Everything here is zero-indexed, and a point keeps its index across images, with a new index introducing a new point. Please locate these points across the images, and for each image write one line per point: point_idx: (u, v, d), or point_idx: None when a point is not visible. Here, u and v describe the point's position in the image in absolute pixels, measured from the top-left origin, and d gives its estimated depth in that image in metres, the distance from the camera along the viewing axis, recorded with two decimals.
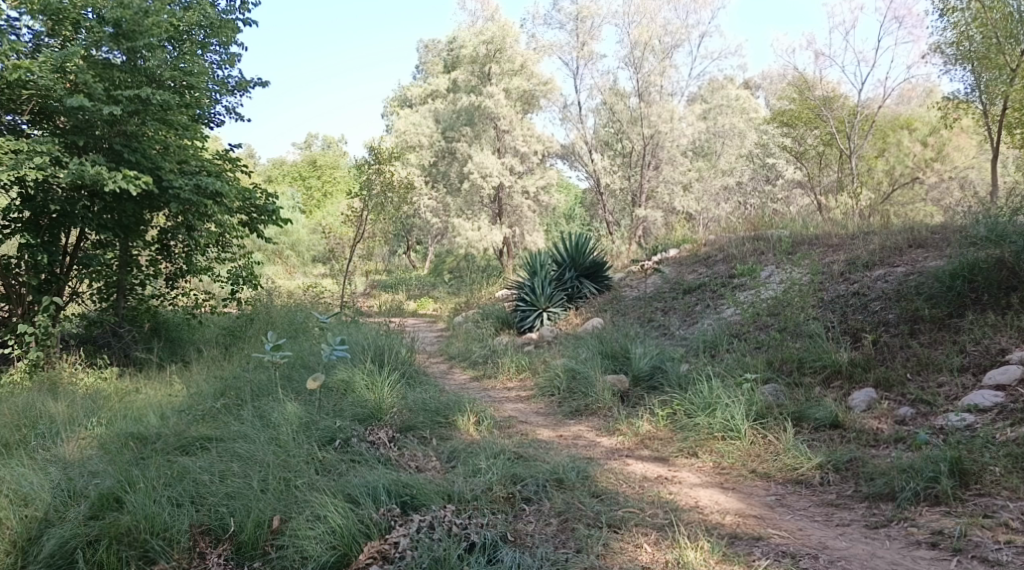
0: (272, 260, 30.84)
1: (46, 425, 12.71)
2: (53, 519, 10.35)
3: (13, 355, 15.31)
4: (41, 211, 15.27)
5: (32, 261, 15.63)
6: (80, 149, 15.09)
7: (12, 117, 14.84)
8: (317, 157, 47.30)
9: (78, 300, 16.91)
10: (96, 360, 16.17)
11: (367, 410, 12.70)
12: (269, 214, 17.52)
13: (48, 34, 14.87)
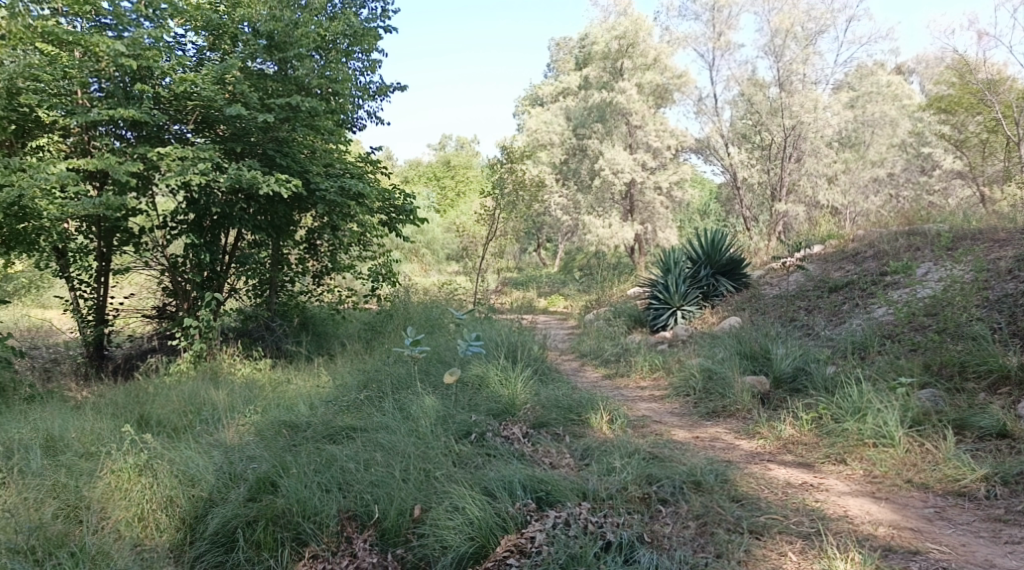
0: (407, 258, 31.52)
1: (209, 411, 13.16)
2: (217, 498, 10.77)
3: (179, 346, 15.99)
4: (203, 213, 16.09)
5: (196, 260, 16.44)
6: (237, 155, 15.82)
7: (179, 126, 15.48)
8: (451, 157, 48.21)
9: (236, 296, 17.46)
10: (252, 351, 16.70)
11: (501, 405, 12.72)
12: (407, 214, 17.85)
13: (210, 48, 15.75)
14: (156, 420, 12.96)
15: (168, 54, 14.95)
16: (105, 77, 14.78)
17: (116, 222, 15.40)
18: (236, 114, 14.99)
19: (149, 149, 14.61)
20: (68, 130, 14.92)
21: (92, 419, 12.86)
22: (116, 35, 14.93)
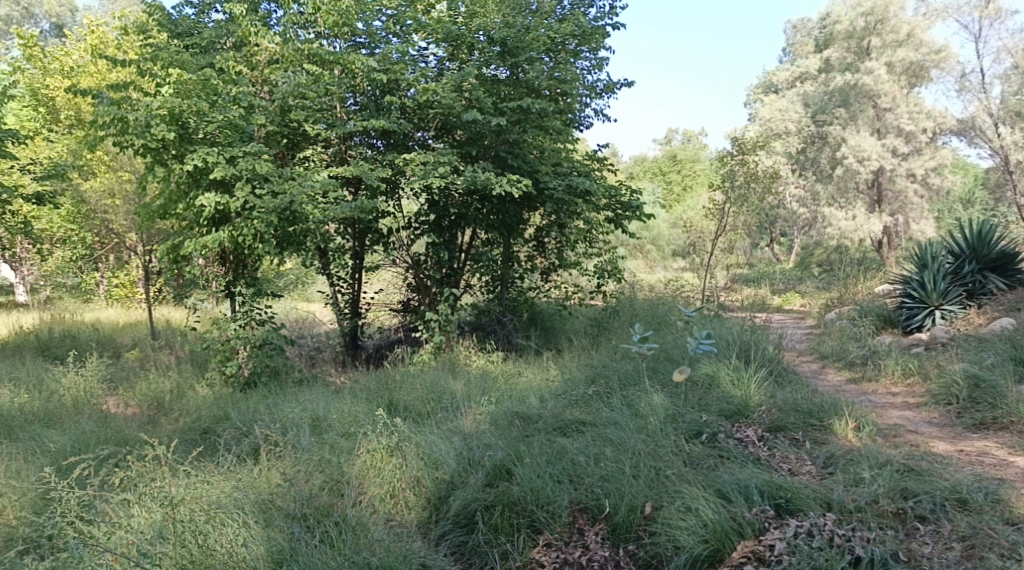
0: (633, 254, 31.12)
1: (448, 400, 13.31)
2: (457, 482, 11.10)
3: (421, 338, 16.37)
4: (442, 213, 16.31)
5: (436, 258, 16.69)
6: (473, 158, 15.98)
7: (421, 133, 16.02)
8: (678, 152, 47.35)
9: (470, 291, 17.72)
10: (485, 344, 16.84)
11: (734, 406, 12.17)
12: (633, 210, 17.43)
13: (449, 59, 15.98)
14: (403, 405, 13.26)
15: (413, 67, 15.49)
16: (360, 91, 15.46)
17: (367, 224, 16.03)
18: (472, 119, 15.20)
19: (397, 156, 15.27)
20: (329, 141, 15.57)
21: (350, 402, 13.30)
22: (369, 53, 15.60)
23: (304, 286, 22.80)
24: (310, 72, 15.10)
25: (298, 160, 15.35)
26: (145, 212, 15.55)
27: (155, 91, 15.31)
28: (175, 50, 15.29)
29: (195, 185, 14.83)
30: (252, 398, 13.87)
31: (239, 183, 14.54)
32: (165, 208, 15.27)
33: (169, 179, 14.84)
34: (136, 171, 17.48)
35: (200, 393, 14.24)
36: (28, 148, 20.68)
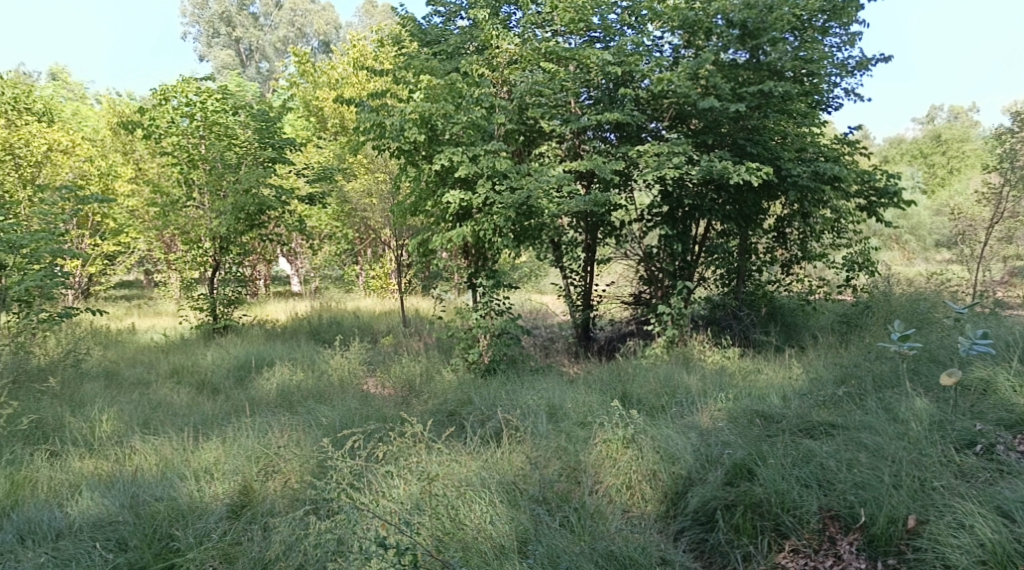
0: (889, 244, 28.97)
1: (684, 394, 12.65)
2: (695, 478, 10.57)
3: (653, 331, 15.71)
4: (676, 204, 15.65)
5: (669, 250, 16.01)
6: (709, 147, 15.21)
7: (655, 124, 15.38)
8: (942, 130, 43.26)
9: (705, 285, 16.90)
10: (721, 339, 15.93)
11: (1016, 415, 10.76)
12: (890, 198, 15.83)
13: (685, 46, 15.17)
14: (637, 398, 12.70)
15: (648, 57, 14.77)
16: (594, 85, 15.02)
17: (599, 217, 15.51)
18: (709, 107, 14.45)
19: (630, 147, 14.80)
20: (563, 136, 15.32)
21: (584, 392, 12.92)
22: (603, 46, 15.14)
23: (539, 277, 22.60)
24: (546, 69, 14.75)
25: (534, 154, 15.35)
26: (398, 210, 15.82)
27: (406, 98, 15.33)
28: (425, 56, 15.41)
29: (441, 184, 14.82)
30: (494, 384, 13.65)
31: (479, 179, 14.41)
32: (417, 207, 15.45)
33: (418, 179, 14.98)
34: (392, 172, 17.45)
35: (446, 377, 14.18)
36: (300, 155, 21.35)
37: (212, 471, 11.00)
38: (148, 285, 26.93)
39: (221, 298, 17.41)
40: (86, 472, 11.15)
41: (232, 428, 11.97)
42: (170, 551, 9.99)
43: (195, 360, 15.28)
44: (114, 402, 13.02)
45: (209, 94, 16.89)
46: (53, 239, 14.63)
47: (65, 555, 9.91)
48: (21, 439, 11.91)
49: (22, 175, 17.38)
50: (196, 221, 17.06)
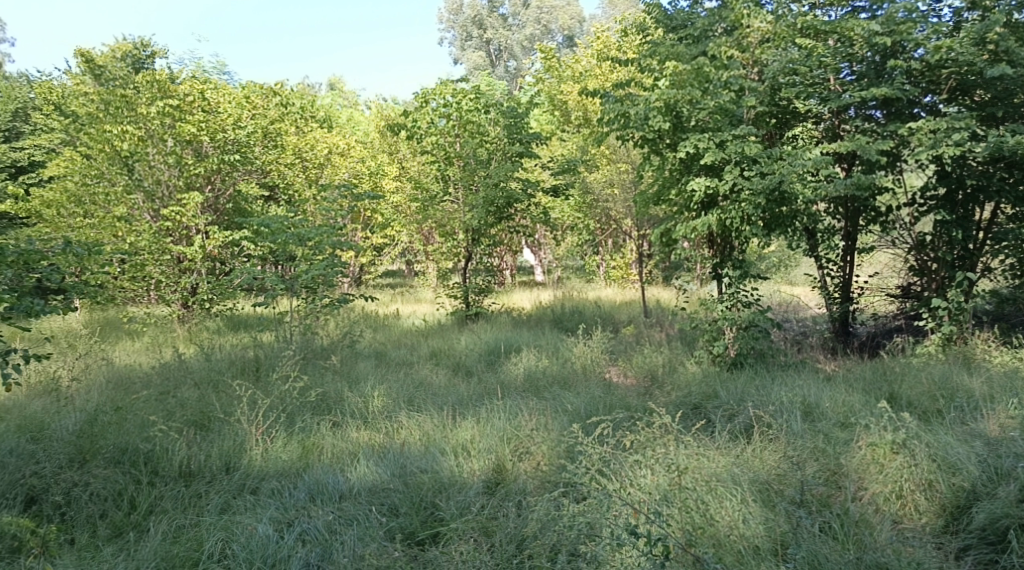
0: None
1: (967, 397, 9.39)
2: (983, 491, 7.68)
3: (925, 328, 11.41)
4: (956, 182, 11.07)
5: (944, 239, 11.42)
6: (1000, 122, 10.90)
7: (931, 98, 11.03)
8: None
9: (992, 278, 11.72)
10: (1013, 337, 11.34)
11: None
12: None
13: (968, 9, 10.95)
14: (907, 400, 9.55)
15: (926, 23, 10.79)
16: (858, 56, 11.04)
17: (863, 202, 11.48)
18: (999, 76, 10.48)
19: (902, 124, 10.78)
20: (820, 115, 11.41)
21: (846, 390, 9.84)
22: (871, 16, 11.18)
23: (789, 270, 19.88)
24: (802, 47, 11.10)
25: (785, 138, 11.51)
26: (639, 201, 12.20)
27: (651, 86, 11.76)
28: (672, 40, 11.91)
29: (685, 173, 11.48)
30: (746, 375, 10.53)
31: (726, 166, 11.03)
32: (659, 195, 11.96)
33: (662, 168, 11.67)
34: (635, 162, 16.17)
35: (693, 366, 11.10)
36: (543, 150, 20.22)
37: (469, 449, 8.59)
38: (409, 273, 23.36)
39: (471, 286, 14.69)
40: (360, 442, 8.73)
41: (485, 407, 9.40)
42: (436, 521, 7.71)
43: (452, 342, 12.35)
44: (382, 377, 10.31)
45: (464, 92, 14.25)
46: (337, 232, 11.25)
47: (345, 515, 7.70)
48: (304, 410, 9.35)
49: (307, 178, 14.40)
50: (451, 215, 14.45)
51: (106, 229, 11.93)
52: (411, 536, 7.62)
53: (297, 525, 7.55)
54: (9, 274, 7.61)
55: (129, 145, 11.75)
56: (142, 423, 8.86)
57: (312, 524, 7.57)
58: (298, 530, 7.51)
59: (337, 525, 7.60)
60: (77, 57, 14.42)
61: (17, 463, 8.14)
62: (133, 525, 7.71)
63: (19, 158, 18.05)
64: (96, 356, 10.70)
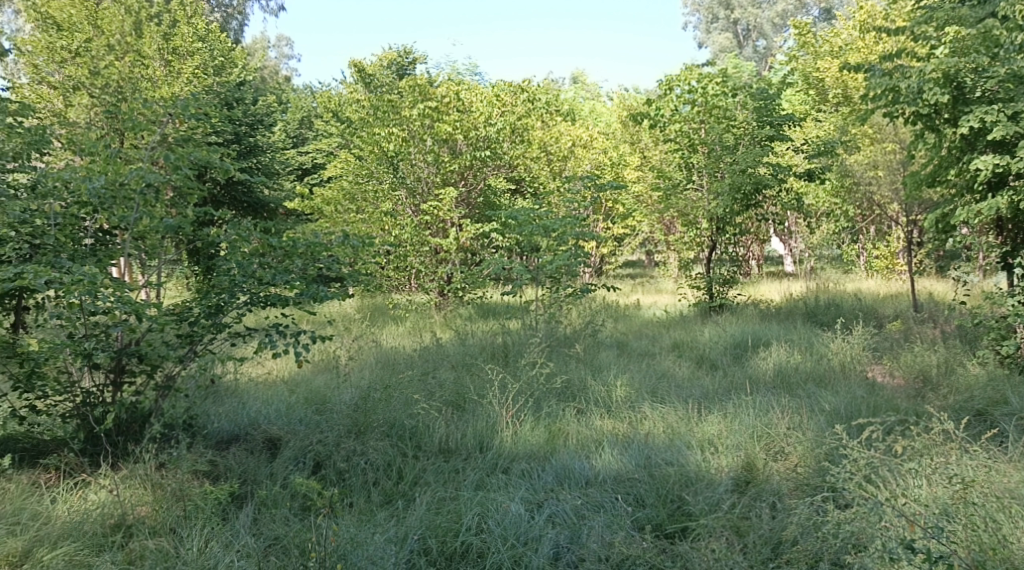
0: None
1: None
2: None
3: None
4: None
5: None
6: None
7: None
8: None
9: None
10: None
11: None
12: None
13: None
14: None
15: None
16: None
17: None
18: None
19: None
20: None
21: None
22: None
23: None
24: None
25: None
26: (907, 182, 9.33)
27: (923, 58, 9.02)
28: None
29: (968, 151, 8.59)
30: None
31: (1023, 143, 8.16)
32: (934, 177, 9.02)
33: (937, 146, 8.83)
34: (909, 139, 11.11)
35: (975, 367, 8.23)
36: None
37: (717, 444, 6.93)
38: (649, 266, 20.07)
39: (716, 274, 11.51)
40: (606, 430, 7.18)
41: (733, 403, 7.58)
42: (683, 515, 6.16)
43: (693, 335, 10.01)
44: (627, 367, 8.61)
45: (710, 76, 11.13)
46: (580, 222, 9.55)
47: (592, 501, 6.26)
48: (551, 396, 7.81)
49: (553, 171, 13.79)
50: (696, 204, 11.26)
51: (376, 223, 11.87)
52: (659, 529, 6.12)
53: (549, 506, 6.16)
54: (298, 265, 6.61)
55: (394, 146, 11.65)
56: (406, 400, 7.56)
57: (562, 506, 6.16)
58: (548, 511, 6.13)
59: (585, 510, 6.16)
60: (350, 66, 15.32)
61: (304, 430, 7.04)
62: (401, 494, 6.45)
63: (304, 162, 19.26)
64: (367, 337, 10.14)
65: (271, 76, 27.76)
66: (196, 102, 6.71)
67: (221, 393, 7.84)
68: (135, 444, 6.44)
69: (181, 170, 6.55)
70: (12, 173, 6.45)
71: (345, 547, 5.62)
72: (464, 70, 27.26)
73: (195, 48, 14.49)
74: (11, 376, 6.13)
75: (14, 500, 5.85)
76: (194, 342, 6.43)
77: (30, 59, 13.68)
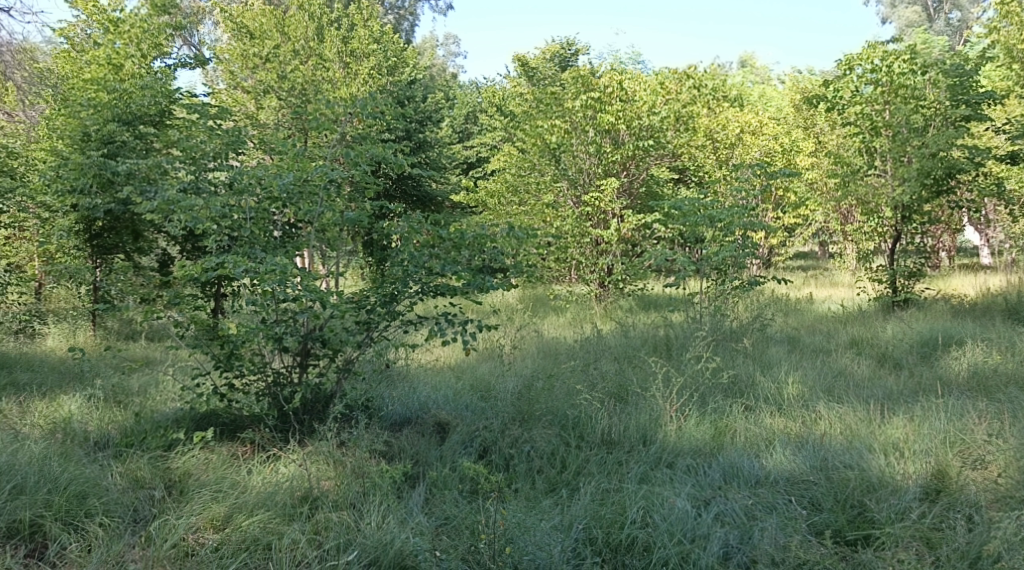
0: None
1: None
2: None
3: None
4: None
5: None
6: None
7: None
8: None
9: None
10: None
11: None
12: None
13: None
14: None
15: None
16: None
17: None
18: None
19: None
20: None
21: None
22: None
23: None
24: None
25: None
26: None
27: None
28: None
29: None
30: None
31: None
32: None
33: None
34: None
35: None
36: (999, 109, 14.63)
37: (902, 448, 6.75)
38: (823, 257, 18.93)
39: (900, 267, 10.84)
40: (777, 428, 7.14)
41: (920, 405, 7.37)
42: (866, 522, 6.10)
43: (875, 331, 9.63)
44: (800, 364, 8.47)
45: (896, 53, 10.49)
46: (750, 211, 9.25)
47: (763, 501, 6.26)
48: (717, 392, 7.82)
49: (720, 161, 12.87)
50: (878, 190, 10.73)
51: (537, 215, 12.30)
52: (838, 535, 6.07)
53: (716, 505, 6.20)
54: (465, 255, 6.91)
55: (556, 138, 11.94)
56: (568, 391, 7.78)
57: (731, 506, 6.19)
58: (715, 510, 6.16)
59: (756, 511, 6.17)
60: (514, 60, 15.69)
61: (472, 416, 7.37)
62: (565, 483, 6.59)
63: (470, 155, 19.76)
64: (530, 326, 10.40)
65: (440, 72, 28.44)
66: (373, 100, 6.97)
67: (393, 377, 8.22)
68: (320, 423, 6.91)
69: (360, 166, 6.94)
70: (213, 172, 7.17)
71: (511, 531, 5.75)
72: (628, 59, 27.22)
73: (370, 50, 15.16)
74: (212, 357, 6.74)
75: (216, 468, 6.44)
76: (370, 328, 6.79)
77: (226, 66, 14.73)
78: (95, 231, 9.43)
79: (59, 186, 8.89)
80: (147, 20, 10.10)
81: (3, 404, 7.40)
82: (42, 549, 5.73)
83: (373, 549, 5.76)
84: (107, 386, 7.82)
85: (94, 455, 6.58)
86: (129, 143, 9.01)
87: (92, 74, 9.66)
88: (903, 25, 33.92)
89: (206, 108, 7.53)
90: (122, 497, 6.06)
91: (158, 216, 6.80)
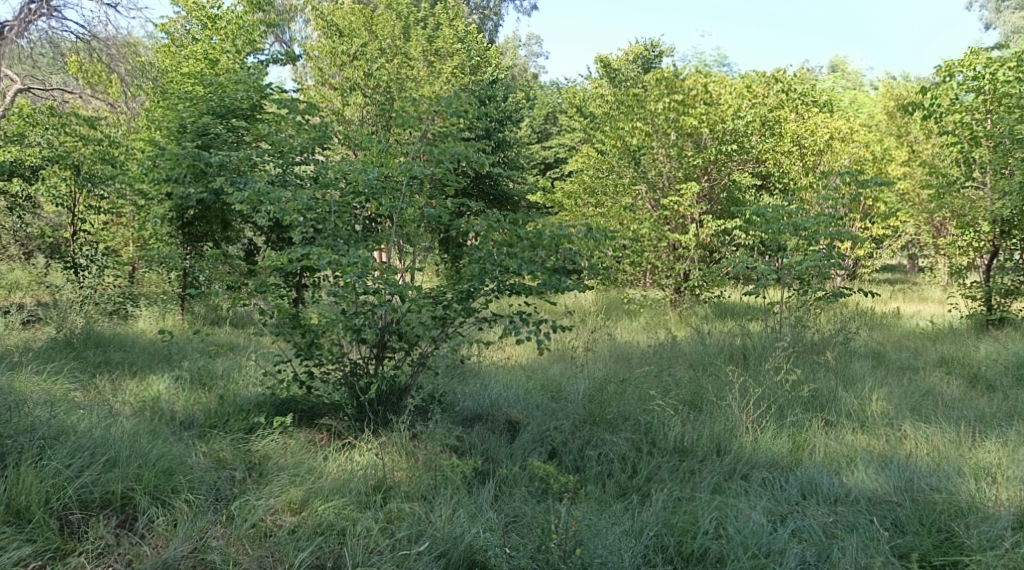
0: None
1: None
2: None
3: None
4: None
5: None
6: None
7: None
8: None
9: None
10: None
11: None
12: None
13: None
14: None
15: None
16: None
17: None
18: None
19: None
20: None
21: None
22: None
23: None
24: None
25: None
26: None
27: None
28: None
29: None
30: None
31: None
32: None
33: None
34: None
35: None
36: None
37: (994, 474, 6.61)
38: (911, 270, 18.52)
39: (995, 284, 10.54)
40: (859, 446, 7.04)
41: (1014, 431, 7.20)
42: (954, 548, 5.96)
43: (967, 350, 9.39)
44: (885, 381, 8.33)
45: (1000, 61, 10.16)
46: (838, 221, 9.03)
47: (844, 520, 6.18)
48: (797, 404, 7.72)
49: (804, 167, 12.41)
50: (976, 203, 10.50)
51: (614, 217, 12.25)
52: (923, 559, 5.95)
53: (792, 521, 6.13)
54: (540, 255, 6.91)
55: (636, 140, 11.96)
56: (641, 396, 7.79)
57: (808, 522, 6.12)
58: (792, 525, 6.10)
59: (836, 529, 6.10)
60: (597, 61, 15.58)
61: (542, 415, 7.41)
62: (636, 489, 6.60)
63: (548, 155, 19.81)
64: (603, 329, 10.40)
65: (522, 73, 28.60)
66: (458, 99, 7.00)
67: (465, 373, 8.31)
68: (394, 415, 7.02)
69: (442, 164, 6.99)
70: (299, 166, 7.39)
71: (582, 533, 5.75)
72: (713, 62, 27.07)
73: (454, 49, 15.43)
74: (294, 345, 6.91)
75: (295, 453, 6.61)
76: (445, 324, 6.85)
77: (316, 63, 14.95)
78: (187, 220, 9.76)
79: (156, 175, 9.29)
80: (242, 17, 10.52)
81: (97, 380, 7.70)
82: (132, 521, 5.90)
83: (443, 541, 5.83)
84: (193, 369, 8.09)
85: (180, 435, 6.80)
86: (221, 135, 9.17)
87: (191, 68, 9.96)
88: (1004, 30, 32.54)
89: (297, 104, 7.74)
90: (206, 477, 6.25)
91: (247, 206, 7.01)
